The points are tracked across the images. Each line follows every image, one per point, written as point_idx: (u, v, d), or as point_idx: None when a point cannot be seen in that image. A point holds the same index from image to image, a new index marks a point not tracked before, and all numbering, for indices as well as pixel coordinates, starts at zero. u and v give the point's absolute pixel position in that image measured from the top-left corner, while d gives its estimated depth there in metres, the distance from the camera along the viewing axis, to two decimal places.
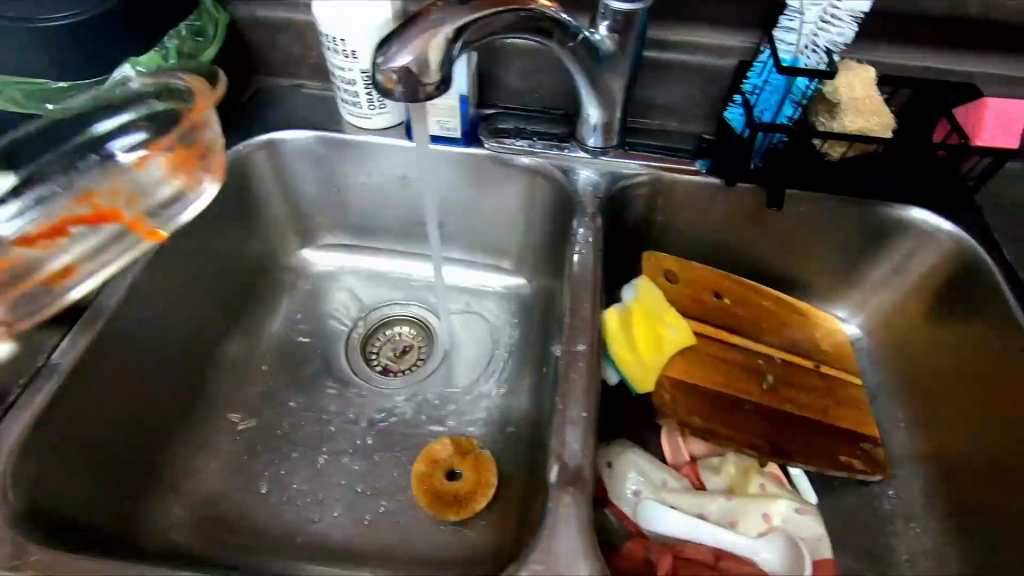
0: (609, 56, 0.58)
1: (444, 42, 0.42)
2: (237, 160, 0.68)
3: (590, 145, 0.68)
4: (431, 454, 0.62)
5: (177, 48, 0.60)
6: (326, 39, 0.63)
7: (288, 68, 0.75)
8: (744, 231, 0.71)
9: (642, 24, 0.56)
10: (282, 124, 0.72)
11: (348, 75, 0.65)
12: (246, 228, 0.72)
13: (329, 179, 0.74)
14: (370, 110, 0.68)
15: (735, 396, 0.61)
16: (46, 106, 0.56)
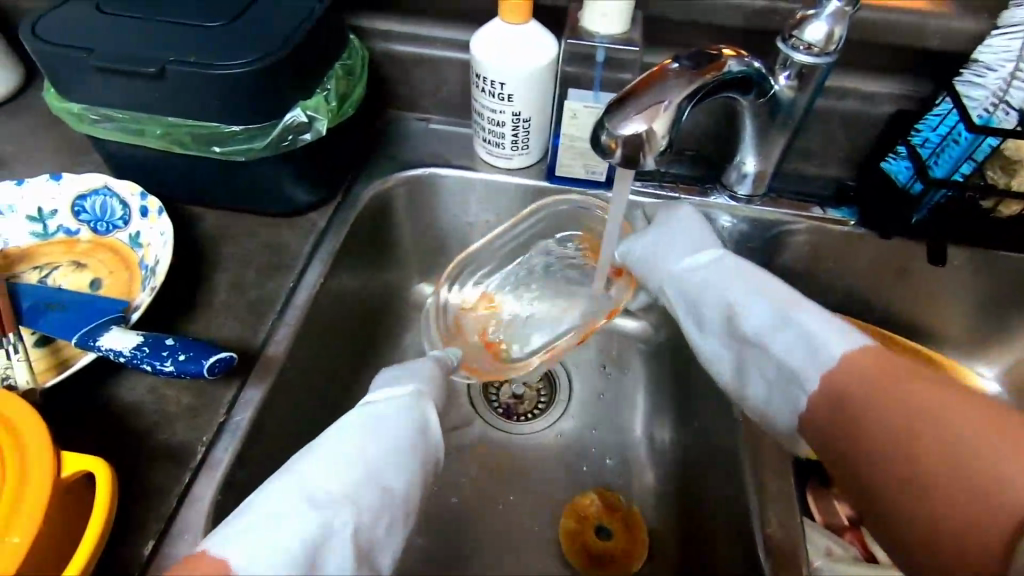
0: (788, 107, 0.56)
1: (672, 111, 0.41)
2: (376, 196, 0.67)
3: (738, 192, 0.66)
4: (578, 509, 0.61)
5: (335, 88, 0.59)
6: (481, 81, 0.61)
7: (416, 101, 0.74)
8: (887, 281, 0.69)
9: (824, 76, 0.54)
10: (416, 160, 0.70)
11: (498, 117, 0.63)
12: (376, 262, 0.70)
13: (458, 216, 0.72)
14: (513, 151, 0.66)
15: None
16: (210, 149, 0.55)
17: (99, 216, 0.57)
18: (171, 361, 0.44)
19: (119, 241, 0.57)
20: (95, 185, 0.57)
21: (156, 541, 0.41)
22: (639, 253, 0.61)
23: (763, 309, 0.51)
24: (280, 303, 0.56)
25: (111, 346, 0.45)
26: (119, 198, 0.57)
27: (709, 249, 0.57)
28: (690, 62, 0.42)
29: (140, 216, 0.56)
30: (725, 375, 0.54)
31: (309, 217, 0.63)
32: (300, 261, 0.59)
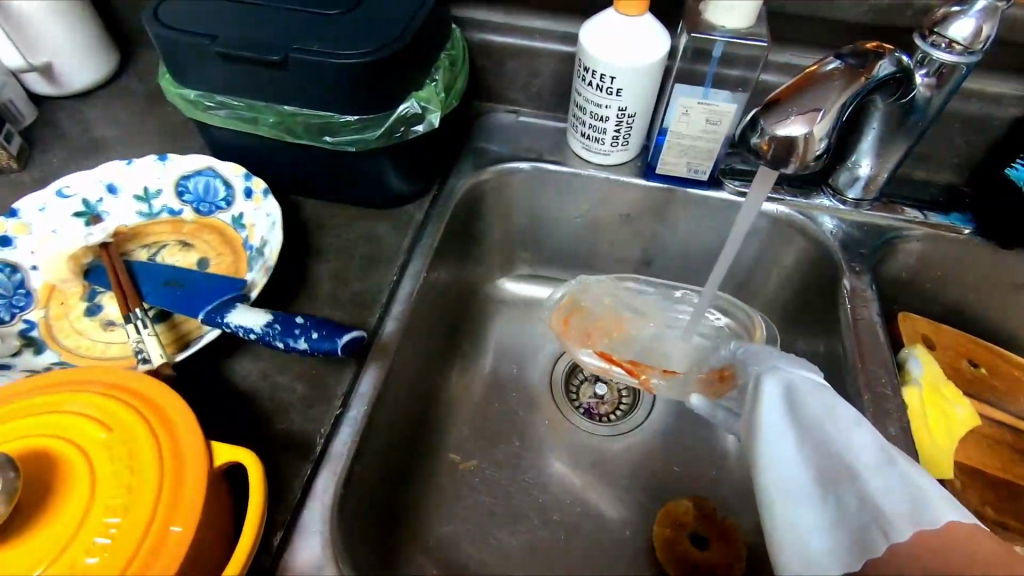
0: (921, 108, 0.53)
1: (833, 114, 0.39)
2: (470, 189, 0.66)
3: (847, 196, 0.64)
4: (671, 513, 0.59)
5: (442, 79, 0.58)
6: (589, 74, 0.59)
7: (508, 94, 0.73)
8: (999, 294, 0.65)
9: (963, 76, 0.51)
10: (508, 154, 0.69)
11: (602, 112, 0.62)
12: (465, 256, 0.70)
13: (546, 212, 0.71)
14: (612, 147, 0.65)
15: (1019, 485, 0.55)
16: (322, 138, 0.54)
17: (201, 197, 0.57)
18: (306, 340, 0.46)
19: (221, 223, 0.57)
20: (197, 166, 0.58)
21: (284, 534, 0.42)
22: (751, 351, 0.57)
23: (869, 446, 0.44)
24: (385, 296, 0.56)
25: (241, 323, 0.46)
26: (222, 180, 0.57)
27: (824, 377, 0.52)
28: (853, 61, 0.40)
29: (244, 198, 0.57)
30: (787, 484, 0.45)
31: (407, 210, 0.63)
32: (401, 254, 0.59)
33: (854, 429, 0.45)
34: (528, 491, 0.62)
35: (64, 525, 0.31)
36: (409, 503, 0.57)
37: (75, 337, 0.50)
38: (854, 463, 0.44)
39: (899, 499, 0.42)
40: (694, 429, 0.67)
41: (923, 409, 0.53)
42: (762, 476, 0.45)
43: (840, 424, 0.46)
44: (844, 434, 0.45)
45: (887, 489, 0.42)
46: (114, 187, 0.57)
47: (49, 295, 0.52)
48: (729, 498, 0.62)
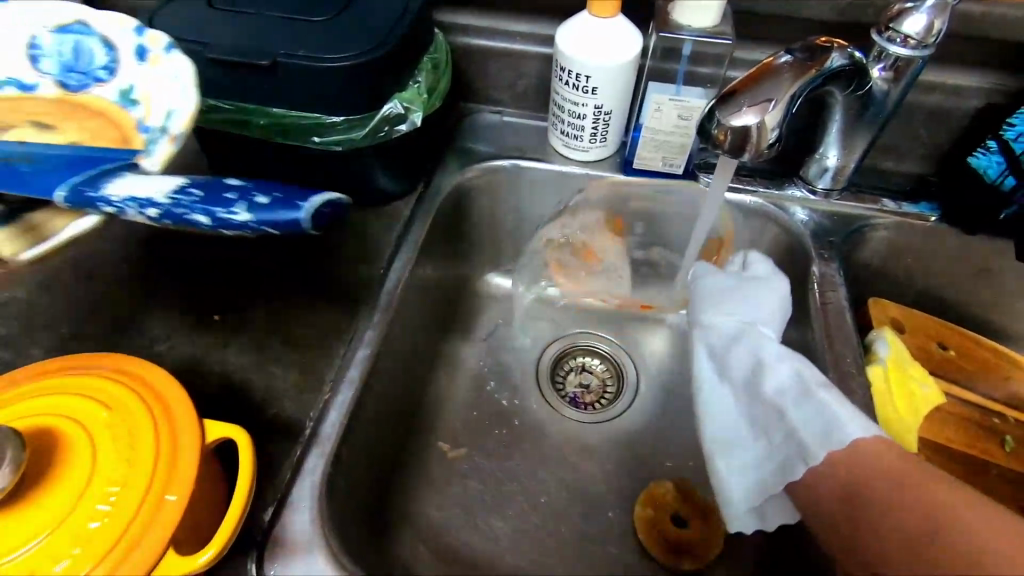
0: (880, 100, 0.55)
1: (784, 103, 0.41)
2: (456, 186, 0.69)
3: (817, 186, 0.66)
4: (654, 496, 0.61)
5: (425, 81, 0.61)
6: (566, 74, 0.62)
7: (491, 95, 0.76)
8: (965, 279, 0.68)
9: (920, 69, 0.54)
10: (493, 152, 0.72)
11: (579, 109, 0.64)
12: (452, 251, 0.73)
13: (530, 207, 0.74)
14: (591, 143, 0.67)
15: (981, 459, 0.59)
16: (311, 139, 0.57)
17: (77, 63, 0.54)
18: (247, 211, 0.46)
19: (105, 94, 0.54)
20: (71, 23, 0.53)
21: (275, 509, 0.44)
22: (708, 289, 0.65)
23: (781, 380, 0.53)
24: (373, 288, 0.58)
25: (139, 198, 0.47)
26: (98, 37, 0.53)
27: (764, 313, 0.60)
28: (803, 54, 0.42)
29: (135, 57, 0.52)
30: (727, 428, 0.55)
31: (394, 207, 0.66)
32: (389, 247, 0.62)
33: (769, 368, 0.54)
34: (514, 476, 0.64)
35: (66, 494, 0.33)
36: (398, 487, 0.60)
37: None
38: (773, 398, 0.53)
39: (808, 423, 0.49)
40: (675, 414, 0.69)
41: (888, 387, 0.55)
42: (705, 429, 0.56)
43: (758, 365, 0.55)
44: (761, 376, 0.54)
45: (799, 418, 0.50)
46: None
47: None
48: (708, 479, 0.64)
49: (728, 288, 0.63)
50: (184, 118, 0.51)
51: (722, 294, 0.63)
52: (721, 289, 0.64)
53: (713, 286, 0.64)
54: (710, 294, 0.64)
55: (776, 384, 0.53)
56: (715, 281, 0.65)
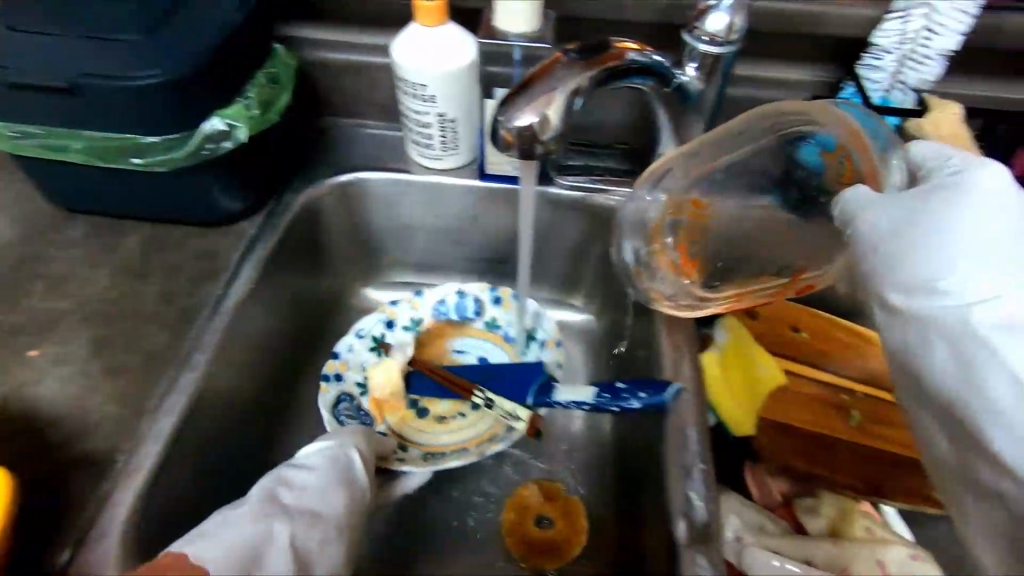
0: (697, 96, 0.57)
1: (563, 99, 0.43)
2: (308, 201, 0.68)
3: None
4: (520, 500, 0.61)
5: (257, 96, 0.60)
6: (404, 84, 0.62)
7: (351, 108, 0.75)
8: None
9: (729, 66, 0.56)
10: (350, 165, 0.72)
11: (424, 118, 0.64)
12: (314, 267, 0.71)
13: (393, 218, 0.73)
14: (442, 152, 0.68)
15: (825, 436, 0.60)
16: (131, 160, 0.55)
17: (460, 312, 0.73)
18: (636, 399, 0.54)
19: (479, 327, 0.73)
20: (450, 291, 0.73)
21: (71, 551, 0.42)
22: (896, 228, 0.42)
23: (1015, 385, 0.39)
24: (209, 310, 0.57)
25: (572, 398, 0.60)
26: (472, 297, 0.73)
27: (1002, 264, 0.40)
28: (581, 54, 0.44)
29: (494, 304, 0.73)
30: (961, 428, 0.41)
31: (241, 225, 0.64)
32: (230, 267, 0.60)
33: (993, 363, 0.39)
34: None
35: None
36: None
37: (422, 434, 0.65)
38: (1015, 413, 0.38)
39: None
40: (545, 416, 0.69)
41: (718, 374, 0.61)
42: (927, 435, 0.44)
43: (1005, 357, 0.39)
44: (999, 372, 0.39)
45: None
46: (340, 344, 0.70)
47: (380, 408, 0.65)
48: (573, 476, 0.64)
49: (993, 234, 0.40)
50: (546, 327, 0.71)
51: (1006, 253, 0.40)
52: (981, 239, 0.41)
53: (941, 229, 0.41)
54: (978, 251, 0.41)
55: (1011, 392, 0.39)
56: (940, 223, 0.41)
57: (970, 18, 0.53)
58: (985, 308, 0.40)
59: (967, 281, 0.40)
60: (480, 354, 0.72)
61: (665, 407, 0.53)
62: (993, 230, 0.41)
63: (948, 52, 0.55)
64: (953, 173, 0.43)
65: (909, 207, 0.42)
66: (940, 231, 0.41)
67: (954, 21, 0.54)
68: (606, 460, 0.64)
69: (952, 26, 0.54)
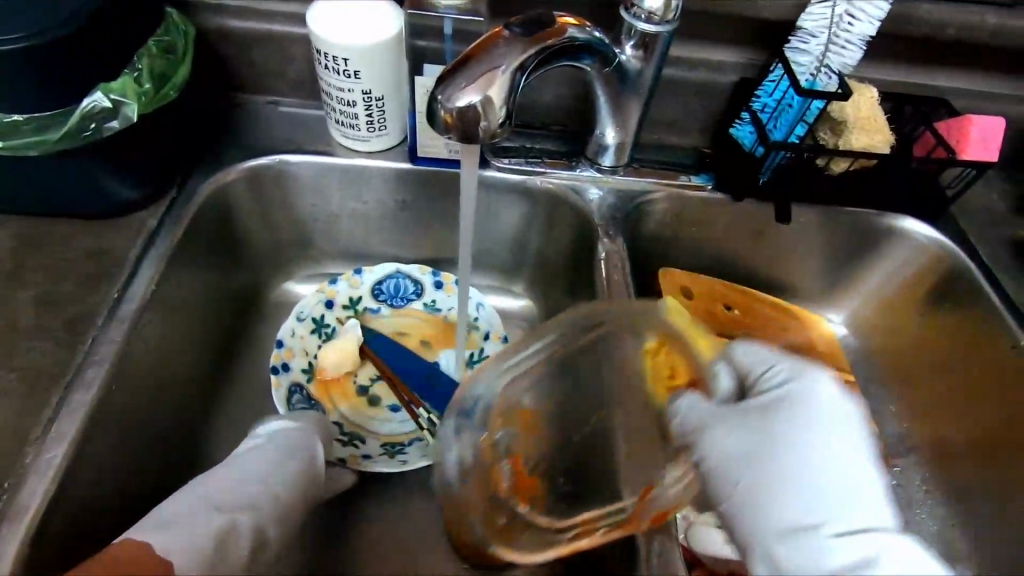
0: (635, 77, 0.56)
1: (507, 79, 0.40)
2: (217, 189, 0.61)
3: (602, 164, 0.66)
4: None
5: (149, 68, 0.53)
6: (324, 57, 0.56)
7: (262, 83, 0.68)
8: (744, 242, 0.71)
9: (667, 44, 0.55)
10: (264, 147, 0.65)
11: (347, 96, 0.59)
12: (228, 262, 0.64)
13: (316, 206, 0.67)
14: (370, 133, 0.62)
15: None
16: None
17: (399, 299, 0.70)
18: None
19: (420, 310, 0.70)
20: (390, 271, 0.70)
21: None
22: (728, 448, 0.46)
23: None
24: (103, 318, 0.50)
25: None
26: (411, 278, 0.71)
27: (834, 478, 0.43)
28: (523, 30, 0.41)
29: (436, 289, 0.71)
30: None
31: (137, 217, 0.56)
32: (127, 266, 0.53)
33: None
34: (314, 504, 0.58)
35: None
36: None
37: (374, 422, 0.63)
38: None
39: None
40: None
41: None
42: None
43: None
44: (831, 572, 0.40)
45: None
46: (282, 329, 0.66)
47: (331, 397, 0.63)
48: None
49: (815, 442, 0.45)
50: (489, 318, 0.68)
51: (776, 456, 0.45)
52: (780, 447, 0.45)
53: (764, 437, 0.46)
54: (806, 464, 0.44)
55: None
56: (759, 434, 0.46)
57: (887, 5, 0.56)
58: (825, 534, 0.41)
59: (800, 494, 0.43)
60: (421, 336, 0.69)
61: (614, 394, 0.53)
62: (815, 439, 0.45)
63: (868, 36, 0.57)
64: (781, 383, 0.49)
65: (733, 430, 0.47)
66: (751, 443, 0.46)
67: (872, 9, 0.56)
68: None
69: (869, 13, 0.56)
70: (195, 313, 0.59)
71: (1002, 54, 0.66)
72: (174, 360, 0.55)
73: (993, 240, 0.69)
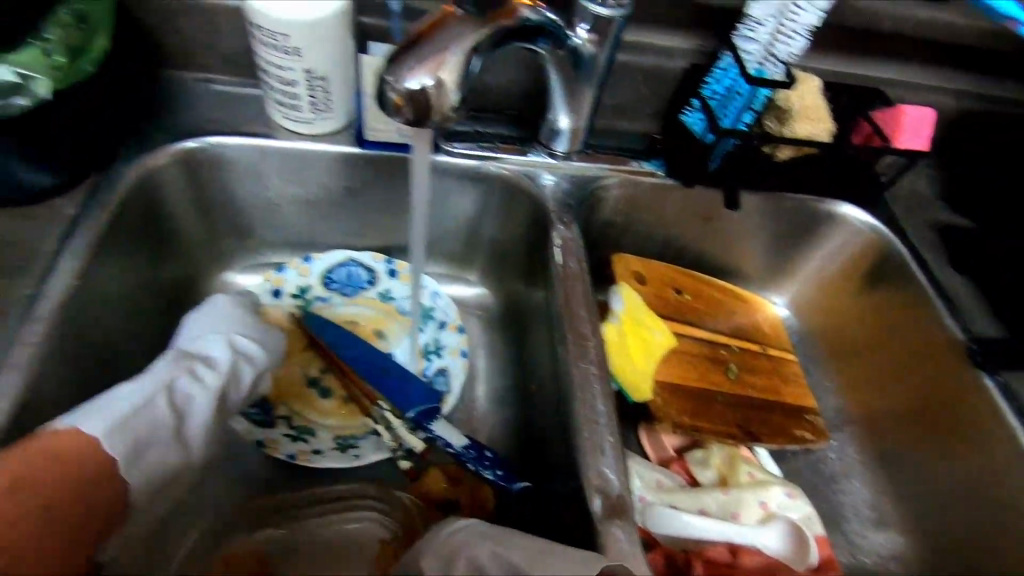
0: (589, 62, 0.55)
1: (459, 62, 0.38)
2: (145, 175, 0.56)
3: (556, 149, 0.65)
4: (422, 487, 0.58)
5: (60, 38, 0.47)
6: (261, 33, 0.52)
7: (192, 59, 0.63)
8: (695, 227, 0.73)
9: (620, 30, 0.54)
10: (195, 129, 0.60)
11: (287, 75, 0.55)
12: (160, 253, 0.60)
13: (257, 192, 0.64)
14: (313, 114, 0.59)
15: (709, 388, 0.65)
16: None
17: (350, 288, 0.68)
18: (492, 473, 0.57)
19: (371, 299, 0.68)
20: (340, 259, 0.68)
21: None
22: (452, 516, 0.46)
23: None
24: (17, 316, 0.45)
25: (445, 437, 0.58)
26: (363, 266, 0.68)
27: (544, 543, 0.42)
28: (475, 9, 0.39)
29: (389, 277, 0.69)
30: None
31: (52, 205, 0.51)
32: (42, 259, 0.48)
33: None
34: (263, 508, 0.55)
35: None
36: None
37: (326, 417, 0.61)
38: None
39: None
40: None
41: (620, 340, 0.63)
42: None
43: None
44: None
45: None
46: None
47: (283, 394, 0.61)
48: None
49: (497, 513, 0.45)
50: (445, 308, 0.67)
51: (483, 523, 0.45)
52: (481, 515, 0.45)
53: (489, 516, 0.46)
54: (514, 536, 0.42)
55: None
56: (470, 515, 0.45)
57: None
58: None
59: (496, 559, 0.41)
60: (374, 326, 0.67)
61: (570, 380, 0.52)
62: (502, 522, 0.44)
63: (813, 27, 0.57)
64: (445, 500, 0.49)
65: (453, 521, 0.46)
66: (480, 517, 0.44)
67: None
68: (510, 437, 0.63)
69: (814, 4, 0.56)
70: (123, 308, 0.54)
71: (930, 46, 0.69)
72: (100, 359, 0.51)
73: (923, 225, 0.72)
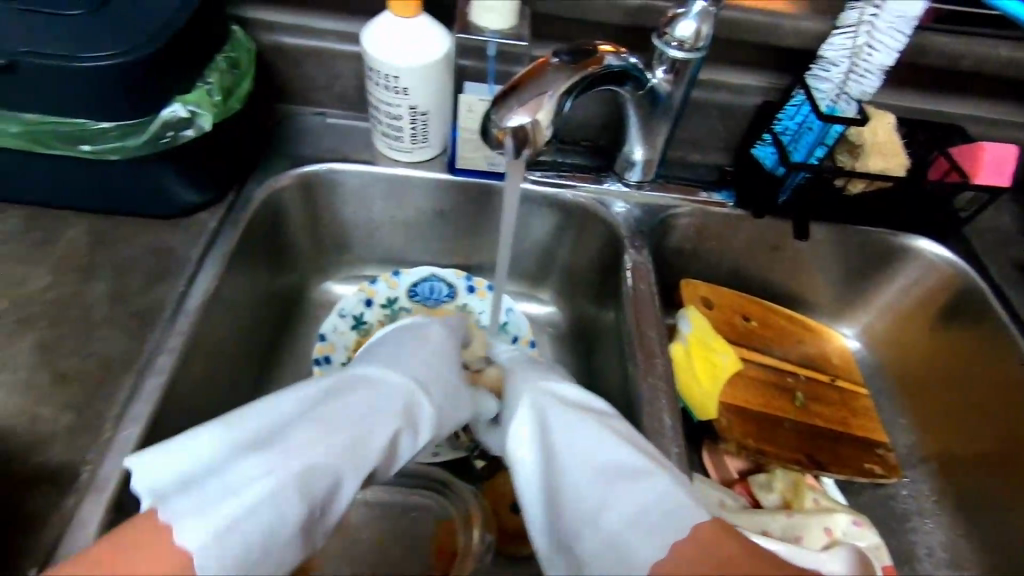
0: (665, 99, 0.60)
1: (552, 104, 0.44)
2: (271, 194, 0.65)
3: (630, 179, 0.70)
4: (494, 488, 0.62)
5: (218, 82, 0.57)
6: (375, 75, 0.60)
7: (312, 96, 0.72)
8: (763, 256, 0.74)
9: (696, 70, 0.58)
10: (312, 156, 0.69)
11: (394, 111, 0.63)
12: (276, 262, 0.69)
13: (358, 212, 0.72)
14: (413, 144, 0.66)
15: (775, 415, 0.66)
16: (79, 147, 0.51)
17: (432, 300, 0.74)
18: None
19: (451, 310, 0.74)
20: (424, 274, 0.74)
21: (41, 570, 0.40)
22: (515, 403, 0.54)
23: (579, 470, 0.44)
24: (170, 310, 0.54)
25: None
26: (445, 282, 0.75)
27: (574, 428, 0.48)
28: (570, 57, 0.45)
29: (468, 292, 0.74)
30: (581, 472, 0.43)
31: (198, 219, 0.61)
32: (189, 264, 0.57)
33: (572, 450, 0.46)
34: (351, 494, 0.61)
35: None
36: None
37: None
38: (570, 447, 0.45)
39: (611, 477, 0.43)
40: None
41: (685, 362, 0.66)
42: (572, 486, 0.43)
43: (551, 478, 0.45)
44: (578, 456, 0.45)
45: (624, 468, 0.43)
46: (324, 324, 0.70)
47: None
48: None
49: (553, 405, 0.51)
50: (519, 323, 0.72)
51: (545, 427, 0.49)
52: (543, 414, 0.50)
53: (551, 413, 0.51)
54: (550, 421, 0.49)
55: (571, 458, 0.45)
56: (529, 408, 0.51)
57: (905, 38, 0.56)
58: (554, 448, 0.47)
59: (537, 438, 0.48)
60: None
61: (639, 394, 0.56)
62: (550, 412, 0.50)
63: (887, 66, 0.58)
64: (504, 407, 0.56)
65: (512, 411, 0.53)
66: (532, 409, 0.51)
67: (891, 40, 0.57)
68: None
69: (888, 43, 0.57)
70: (246, 308, 0.63)
71: (1013, 85, 0.69)
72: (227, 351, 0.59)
73: (1006, 262, 0.71)
